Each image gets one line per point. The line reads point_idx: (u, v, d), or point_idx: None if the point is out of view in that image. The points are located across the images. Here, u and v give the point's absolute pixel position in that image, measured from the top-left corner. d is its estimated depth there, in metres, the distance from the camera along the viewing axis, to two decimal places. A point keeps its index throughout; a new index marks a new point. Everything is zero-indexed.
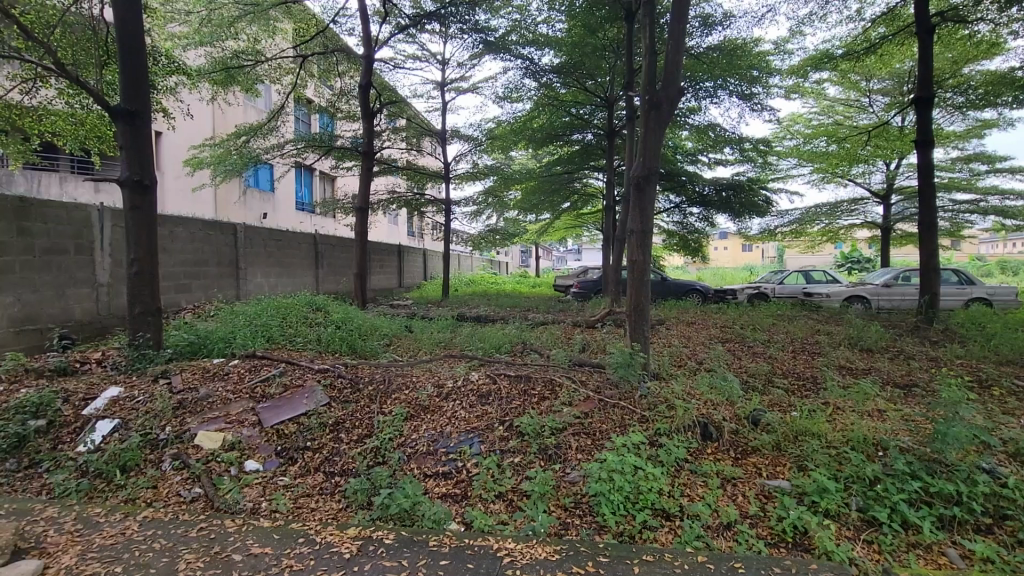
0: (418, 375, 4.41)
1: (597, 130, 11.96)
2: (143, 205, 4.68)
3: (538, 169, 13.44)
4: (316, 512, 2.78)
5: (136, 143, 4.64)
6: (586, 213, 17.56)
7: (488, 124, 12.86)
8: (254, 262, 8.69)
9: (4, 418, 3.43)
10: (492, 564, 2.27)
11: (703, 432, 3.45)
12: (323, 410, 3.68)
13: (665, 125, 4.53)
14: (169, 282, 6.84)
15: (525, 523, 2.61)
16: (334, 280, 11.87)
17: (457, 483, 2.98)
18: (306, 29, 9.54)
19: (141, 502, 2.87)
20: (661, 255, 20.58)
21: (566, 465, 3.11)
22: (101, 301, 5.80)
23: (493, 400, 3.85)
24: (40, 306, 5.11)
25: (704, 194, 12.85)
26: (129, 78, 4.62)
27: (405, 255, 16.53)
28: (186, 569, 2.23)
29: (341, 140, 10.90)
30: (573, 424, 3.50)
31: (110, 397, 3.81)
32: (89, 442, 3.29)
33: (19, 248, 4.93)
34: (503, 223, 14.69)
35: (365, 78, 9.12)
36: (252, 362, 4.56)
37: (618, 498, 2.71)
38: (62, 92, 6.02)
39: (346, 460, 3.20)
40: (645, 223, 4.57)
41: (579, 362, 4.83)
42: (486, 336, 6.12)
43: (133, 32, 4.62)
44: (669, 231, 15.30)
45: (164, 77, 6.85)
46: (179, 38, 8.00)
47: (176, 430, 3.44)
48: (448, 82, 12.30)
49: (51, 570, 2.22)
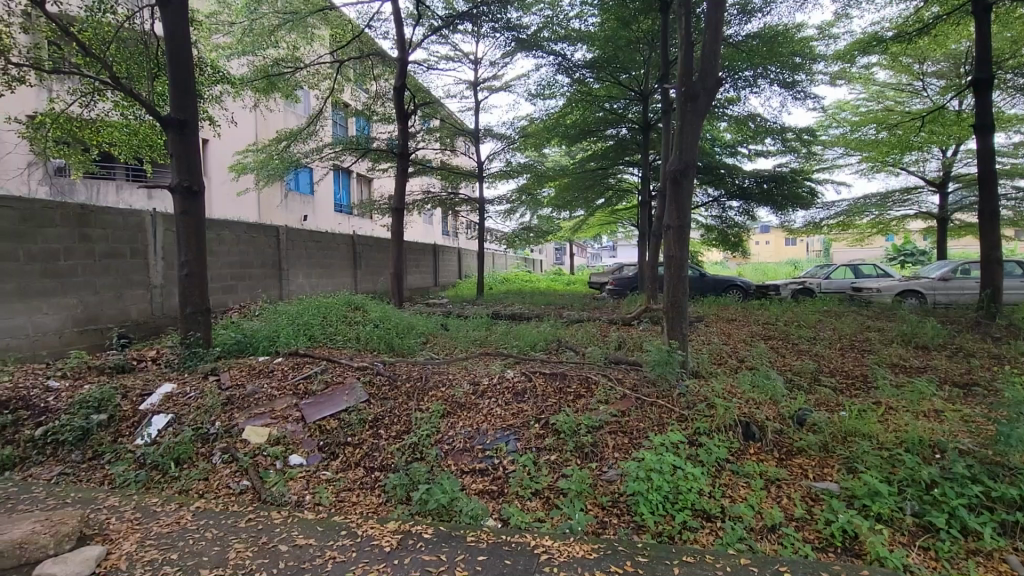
0: (455, 373, 4.44)
1: (632, 124, 11.75)
2: (191, 210, 4.90)
3: (572, 166, 13.33)
4: (356, 506, 2.85)
5: (185, 150, 4.84)
6: (621, 209, 17.30)
7: (522, 122, 12.86)
8: (296, 263, 8.98)
9: (70, 412, 3.67)
10: (529, 561, 2.27)
11: (745, 431, 3.36)
12: (362, 406, 3.77)
13: (702, 118, 4.42)
14: (217, 284, 7.13)
15: (562, 521, 2.61)
16: (372, 280, 12.12)
17: (494, 480, 3.00)
18: (342, 36, 9.77)
19: (193, 493, 3.02)
20: (699, 250, 20.10)
21: (603, 464, 3.08)
22: (156, 303, 6.11)
23: (529, 398, 3.84)
24: (100, 307, 5.43)
25: (744, 187, 12.48)
26: (178, 89, 4.85)
27: (440, 255, 16.72)
28: (237, 559, 2.33)
29: (377, 142, 11.10)
30: (610, 422, 3.46)
31: (165, 393, 4.01)
32: (147, 436, 3.48)
33: (81, 253, 5.25)
34: (537, 221, 14.64)
35: (400, 80, 9.26)
36: (296, 360, 4.71)
37: (657, 498, 2.67)
38: (118, 105, 6.34)
39: (385, 456, 3.26)
40: (682, 218, 4.48)
41: (615, 360, 4.76)
42: (521, 334, 6.11)
43: (181, 45, 4.83)
44: (707, 226, 14.91)
45: (210, 87, 7.13)
46: (223, 48, 8.30)
47: (225, 425, 3.59)
48: (481, 82, 12.36)
49: (113, 555, 2.36)
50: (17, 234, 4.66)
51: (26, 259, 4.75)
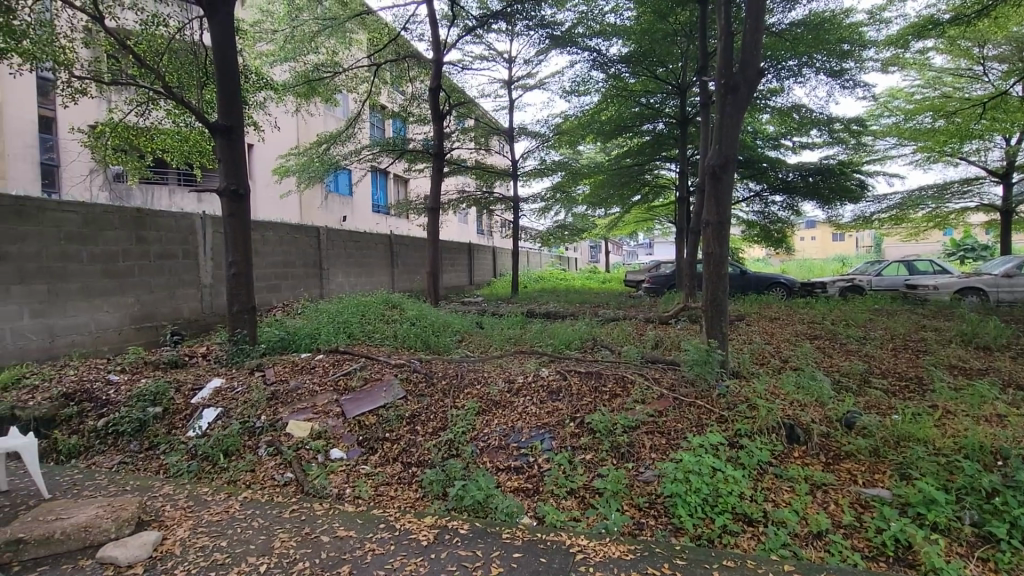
0: (490, 370, 4.47)
1: (669, 119, 11.50)
2: (238, 212, 5.09)
3: (607, 163, 13.12)
4: (394, 499, 2.91)
5: (232, 155, 5.04)
6: (658, 206, 16.99)
7: (556, 119, 12.80)
8: (336, 262, 9.23)
9: (128, 404, 3.90)
10: (564, 559, 2.27)
11: (789, 434, 3.25)
12: (399, 403, 3.84)
13: (742, 110, 4.30)
14: (262, 283, 7.41)
15: (598, 521, 2.60)
16: (408, 279, 12.32)
17: (529, 478, 3.01)
18: (379, 40, 9.96)
19: (241, 484, 3.15)
20: (740, 246, 19.53)
21: (640, 465, 3.04)
22: (205, 301, 6.40)
23: (564, 396, 3.83)
24: (155, 305, 5.72)
25: (788, 181, 12.04)
26: (226, 97, 5.05)
27: (475, 254, 16.85)
28: (282, 547, 2.42)
29: (413, 143, 11.28)
30: (646, 422, 3.41)
31: (214, 388, 4.19)
32: (197, 428, 3.66)
33: (138, 254, 5.55)
34: (572, 219, 14.55)
35: (435, 80, 9.36)
36: (336, 357, 4.85)
37: (695, 501, 2.62)
38: (170, 113, 6.65)
39: (422, 452, 3.32)
40: (721, 213, 4.36)
41: (652, 359, 4.68)
42: (556, 332, 6.10)
43: (228, 54, 5.03)
44: (748, 222, 14.47)
45: (255, 93, 7.39)
46: (266, 56, 8.60)
47: (270, 419, 3.71)
48: (515, 80, 12.35)
49: (169, 541, 2.49)
50: (80, 236, 4.97)
51: (89, 260, 5.06)
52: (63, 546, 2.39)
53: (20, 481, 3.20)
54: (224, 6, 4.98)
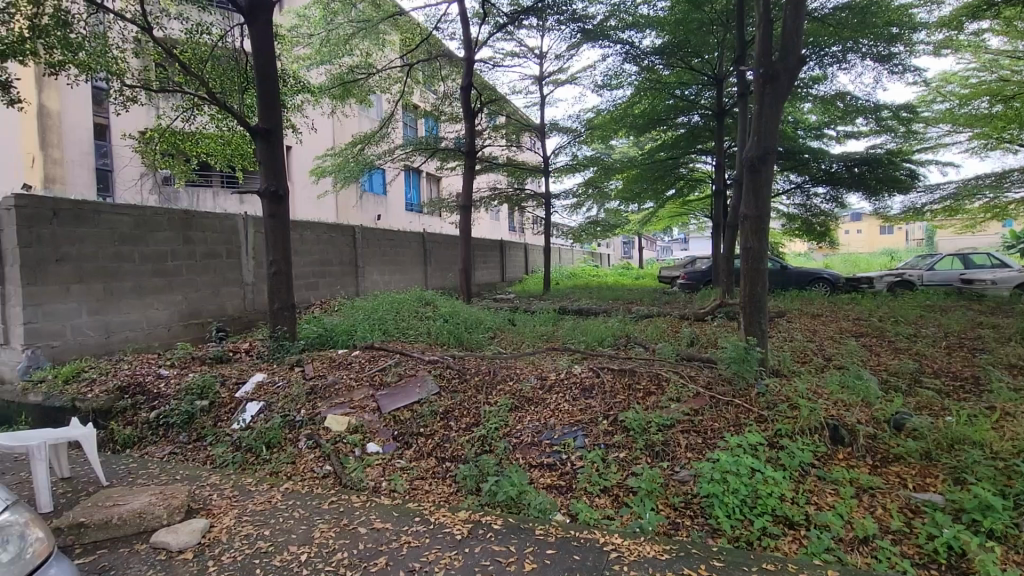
0: (523, 367, 4.48)
1: (705, 110, 11.22)
2: (278, 212, 5.26)
3: (639, 157, 12.83)
4: (429, 494, 2.96)
5: (272, 157, 5.20)
6: (693, 200, 16.62)
7: (588, 114, 12.68)
8: (371, 261, 9.42)
9: (178, 398, 4.09)
10: (598, 557, 2.25)
11: (833, 435, 3.14)
12: (433, 398, 3.90)
13: (783, 100, 4.16)
14: (301, 281, 7.63)
15: (632, 520, 2.57)
16: (441, 276, 12.45)
17: (562, 475, 3.01)
18: (412, 40, 10.07)
19: (282, 475, 3.26)
20: (780, 240, 18.92)
21: (675, 464, 3.00)
22: (248, 299, 6.64)
23: (597, 394, 3.80)
24: (202, 303, 5.98)
25: (832, 172, 11.58)
26: (266, 101, 5.20)
27: (507, 251, 16.90)
28: (322, 537, 2.50)
29: (445, 142, 11.39)
30: (682, 421, 3.36)
31: (256, 382, 4.34)
32: (241, 421, 3.80)
33: (185, 254, 5.80)
34: (604, 215, 14.41)
35: (467, 79, 9.40)
36: (371, 353, 4.95)
37: (733, 502, 2.56)
38: (213, 117, 6.92)
39: (456, 447, 3.36)
40: (760, 207, 4.23)
41: (688, 357, 4.59)
42: (588, 329, 6.07)
43: (268, 58, 5.18)
44: (788, 215, 13.98)
45: (293, 96, 7.59)
46: (303, 59, 8.83)
47: (309, 413, 3.82)
48: (546, 76, 12.28)
49: (216, 528, 2.60)
50: (132, 237, 5.22)
51: (140, 260, 5.32)
52: (121, 530, 2.54)
53: (82, 468, 3.41)
54: (264, 12, 5.14)
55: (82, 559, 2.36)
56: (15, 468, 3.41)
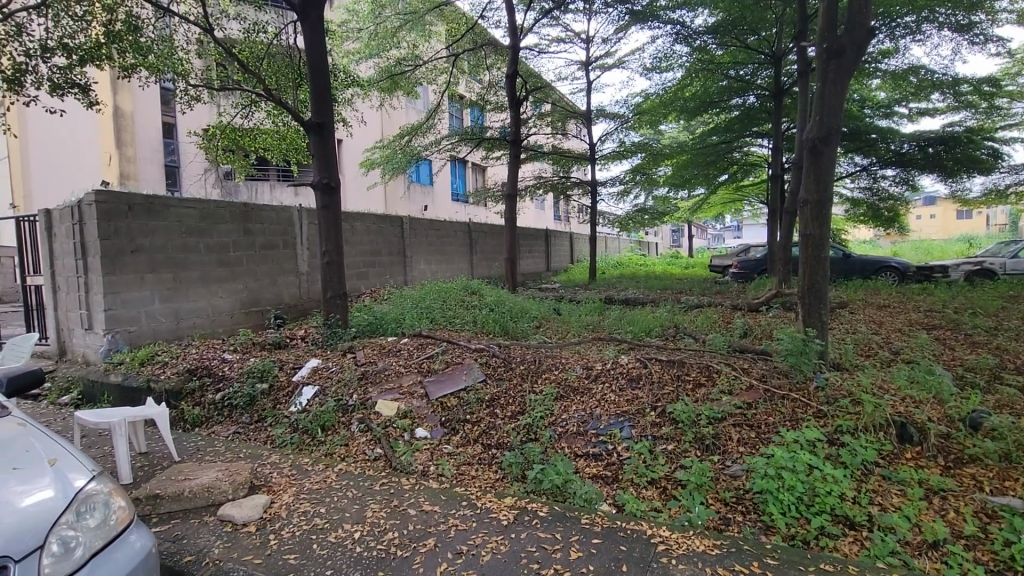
0: (568, 357, 4.46)
1: (761, 91, 10.69)
2: (331, 204, 5.43)
3: (690, 142, 12.40)
4: (476, 479, 3.02)
5: (325, 150, 5.37)
6: (747, 185, 15.94)
7: (636, 98, 12.35)
8: (418, 250, 9.61)
9: (241, 380, 4.34)
10: (645, 549, 2.23)
11: (900, 433, 2.96)
12: (479, 386, 3.95)
13: (848, 76, 3.90)
14: (352, 271, 7.89)
15: (680, 514, 2.53)
16: (486, 265, 12.55)
17: (608, 466, 2.99)
18: (457, 31, 10.09)
19: (336, 456, 3.41)
20: (842, 227, 17.86)
21: (726, 457, 2.92)
22: (304, 288, 6.93)
23: (644, 384, 3.74)
24: (261, 292, 6.28)
25: (904, 153, 10.88)
26: (318, 95, 5.36)
27: (553, 240, 16.83)
28: (373, 516, 2.60)
29: (491, 131, 11.39)
30: (734, 414, 3.25)
31: (312, 366, 4.53)
32: (298, 404, 3.99)
33: (245, 245, 6.10)
34: (652, 202, 14.05)
35: (512, 67, 9.32)
36: (419, 340, 5.06)
37: (788, 499, 2.47)
38: (269, 113, 7.19)
39: (501, 434, 3.40)
40: (821, 191, 4.00)
41: (741, 348, 4.44)
42: (635, 319, 5.97)
43: (320, 54, 5.32)
44: (852, 200, 13.18)
45: (343, 90, 7.79)
46: (353, 53, 9.04)
47: (361, 398, 3.95)
48: (593, 60, 12.02)
49: (276, 504, 2.75)
50: (198, 230, 5.54)
51: (205, 251, 5.64)
52: (191, 502, 2.74)
53: (156, 444, 3.68)
54: (316, 9, 5.26)
55: (159, 527, 2.57)
56: (99, 441, 3.72)
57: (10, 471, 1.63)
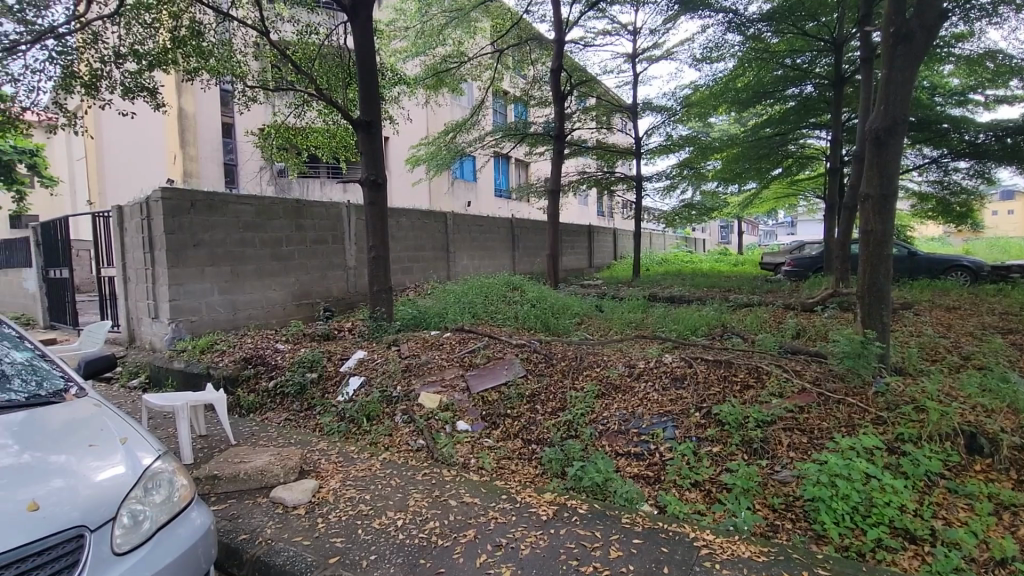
0: (610, 354, 4.41)
1: (819, 80, 10.17)
2: (378, 200, 5.56)
3: (741, 134, 11.95)
4: (516, 473, 3.03)
5: (372, 147, 5.50)
6: (802, 179, 15.22)
7: (684, 90, 12.01)
8: (461, 246, 9.72)
9: (292, 369, 4.53)
10: (688, 552, 2.19)
11: (968, 444, 2.77)
12: (520, 381, 3.97)
13: (917, 62, 3.66)
14: (397, 265, 8.07)
15: (725, 518, 2.46)
16: (529, 261, 12.55)
17: (650, 466, 2.94)
18: (502, 26, 10.09)
19: (380, 446, 3.50)
20: (908, 224, 16.78)
21: (775, 462, 2.82)
22: (351, 281, 7.15)
23: (689, 384, 3.65)
24: (311, 285, 6.52)
25: (978, 144, 10.07)
26: (366, 93, 5.49)
27: (596, 236, 16.65)
28: (416, 505, 2.66)
29: (535, 126, 11.36)
30: (784, 417, 3.13)
31: (358, 358, 4.67)
32: (345, 394, 4.13)
33: (298, 240, 6.34)
34: (700, 197, 13.65)
35: (557, 61, 9.24)
36: (462, 335, 5.12)
37: (842, 508, 2.36)
38: (321, 112, 7.45)
39: (541, 430, 3.40)
40: (885, 185, 3.78)
41: (793, 350, 4.26)
42: (680, 317, 5.83)
43: (369, 53, 5.45)
44: (919, 195, 12.36)
45: (390, 88, 7.95)
46: (400, 52, 9.22)
47: (405, 390, 4.04)
48: (640, 53, 11.77)
49: (324, 489, 2.86)
50: (254, 225, 5.81)
51: (261, 245, 5.90)
52: (246, 484, 2.88)
53: (215, 427, 3.90)
54: (365, 9, 5.39)
55: (216, 505, 2.72)
56: (165, 423, 3.98)
57: (86, 447, 1.77)
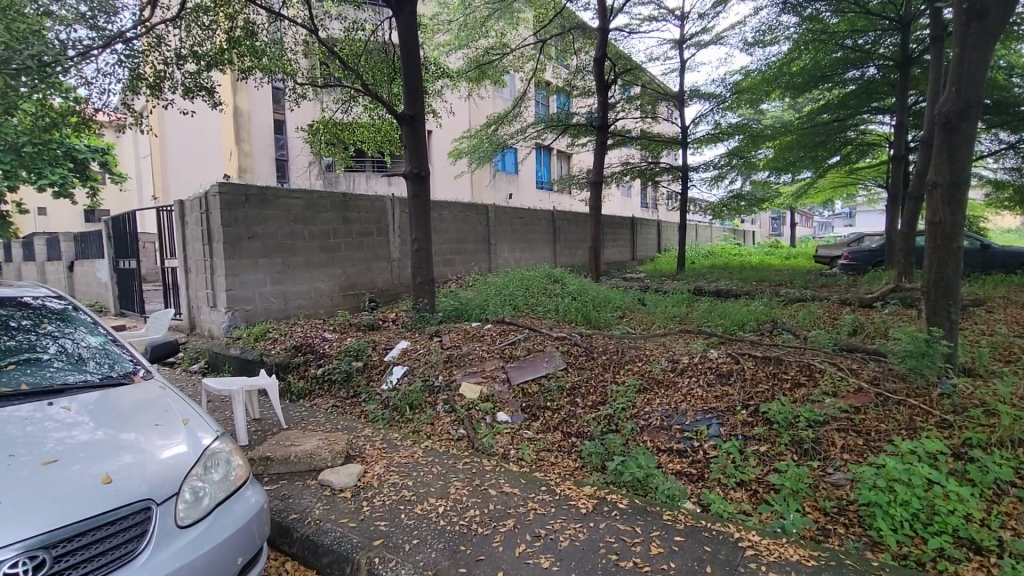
0: (652, 349, 4.33)
1: (884, 61, 9.52)
2: (421, 193, 5.64)
3: (795, 121, 11.39)
4: (555, 465, 3.04)
5: (416, 141, 5.59)
6: (862, 167, 14.38)
7: (735, 76, 11.56)
8: (502, 239, 9.75)
9: (339, 357, 4.69)
10: (732, 552, 2.13)
11: None
12: (560, 373, 3.96)
13: (993, 40, 3.39)
14: (439, 258, 8.19)
15: (773, 519, 2.38)
16: (570, 253, 12.47)
17: (693, 463, 2.88)
18: (545, 16, 9.97)
19: (423, 434, 3.58)
20: (982, 216, 15.58)
21: (828, 464, 2.71)
22: (395, 273, 7.31)
23: (735, 381, 3.54)
24: (357, 276, 6.71)
25: None
26: (410, 88, 5.57)
27: (639, 229, 16.33)
28: (457, 493, 2.71)
29: (577, 117, 11.22)
30: (838, 418, 3.00)
31: (401, 348, 4.77)
32: (390, 383, 4.24)
33: (344, 233, 6.53)
34: (750, 187, 13.14)
35: (600, 50, 9.06)
36: (502, 327, 5.16)
37: (900, 515, 2.24)
38: (367, 107, 7.62)
39: (581, 423, 3.39)
40: (956, 173, 3.52)
41: (849, 347, 4.05)
42: (727, 312, 5.65)
43: (413, 48, 5.51)
44: (994, 183, 11.44)
45: (434, 82, 8.03)
46: (444, 45, 9.29)
47: (447, 379, 4.11)
48: (687, 38, 11.39)
49: (369, 474, 2.96)
50: (303, 218, 6.01)
51: (309, 238, 6.11)
52: (296, 466, 3.02)
53: (268, 411, 4.09)
54: (409, 5, 5.46)
55: (269, 485, 2.87)
56: (222, 406, 4.21)
57: (154, 426, 1.90)
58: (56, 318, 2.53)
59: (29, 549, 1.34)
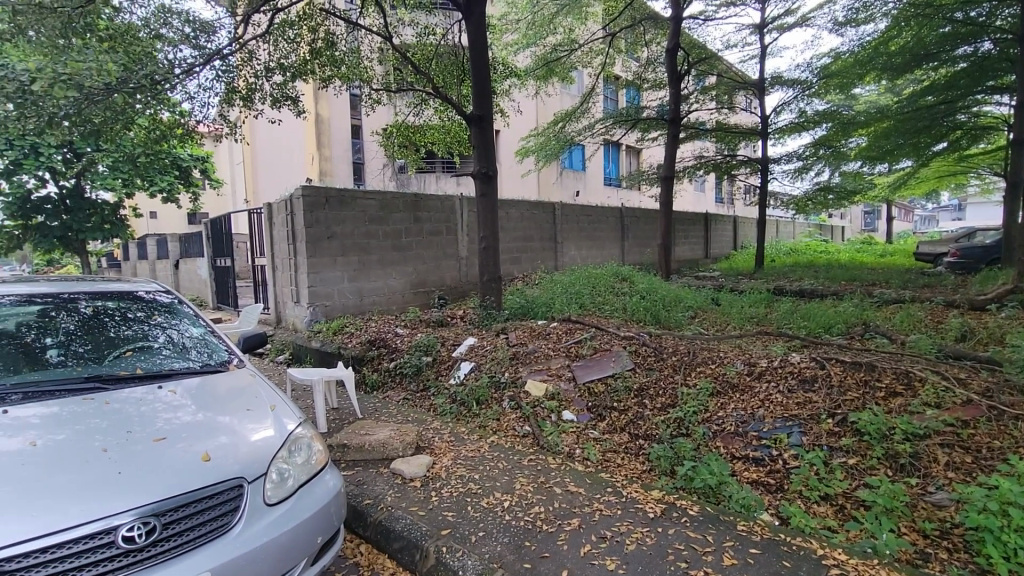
0: (726, 350, 4.13)
1: (1003, 33, 8.23)
2: (489, 192, 5.72)
3: (893, 106, 10.40)
4: (622, 467, 2.98)
5: (485, 141, 5.66)
6: (974, 153, 12.89)
7: (822, 60, 10.81)
8: (569, 237, 9.68)
9: (411, 352, 4.87)
10: (814, 569, 1.99)
11: None
12: (627, 373, 3.87)
13: None
14: (506, 255, 8.27)
15: (862, 538, 2.20)
16: (639, 251, 12.15)
17: (771, 472, 2.72)
18: (614, 9, 9.76)
19: (489, 429, 3.64)
20: None
21: (929, 482, 2.47)
22: (463, 271, 7.47)
23: (819, 387, 3.30)
24: (427, 274, 6.93)
25: None
26: (479, 88, 5.64)
27: (713, 225, 15.62)
28: (522, 489, 2.73)
29: (647, 111, 10.91)
30: (941, 432, 2.72)
31: (468, 344, 4.87)
32: (457, 377, 4.34)
33: (415, 232, 6.75)
34: (839, 179, 12.19)
35: (673, 41, 8.73)
36: (568, 325, 5.12)
37: (1016, 542, 1.99)
38: (437, 109, 7.83)
39: (649, 425, 3.30)
40: None
41: (955, 355, 3.65)
42: (810, 313, 5.27)
43: (482, 49, 5.58)
44: None
45: (502, 82, 8.11)
46: (512, 44, 9.35)
47: (513, 376, 4.15)
48: (768, 22, 10.75)
49: (437, 466, 3.04)
50: (377, 218, 6.28)
51: (383, 237, 6.37)
52: (371, 454, 3.17)
53: (345, 401, 4.33)
54: (478, 6, 5.53)
55: (346, 471, 3.03)
56: (305, 395, 4.50)
57: (247, 411, 2.06)
58: (165, 311, 2.80)
59: (142, 515, 1.49)
